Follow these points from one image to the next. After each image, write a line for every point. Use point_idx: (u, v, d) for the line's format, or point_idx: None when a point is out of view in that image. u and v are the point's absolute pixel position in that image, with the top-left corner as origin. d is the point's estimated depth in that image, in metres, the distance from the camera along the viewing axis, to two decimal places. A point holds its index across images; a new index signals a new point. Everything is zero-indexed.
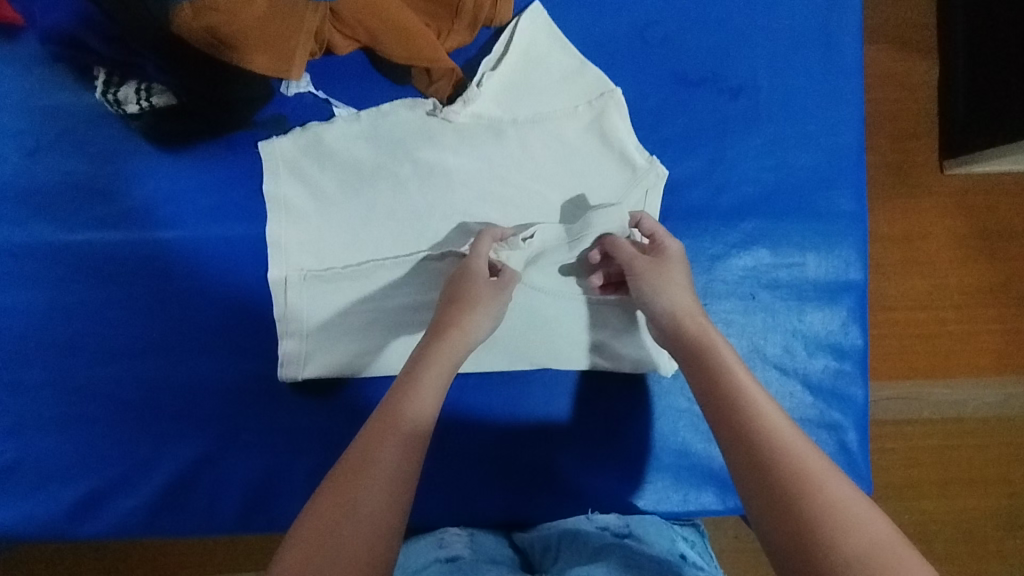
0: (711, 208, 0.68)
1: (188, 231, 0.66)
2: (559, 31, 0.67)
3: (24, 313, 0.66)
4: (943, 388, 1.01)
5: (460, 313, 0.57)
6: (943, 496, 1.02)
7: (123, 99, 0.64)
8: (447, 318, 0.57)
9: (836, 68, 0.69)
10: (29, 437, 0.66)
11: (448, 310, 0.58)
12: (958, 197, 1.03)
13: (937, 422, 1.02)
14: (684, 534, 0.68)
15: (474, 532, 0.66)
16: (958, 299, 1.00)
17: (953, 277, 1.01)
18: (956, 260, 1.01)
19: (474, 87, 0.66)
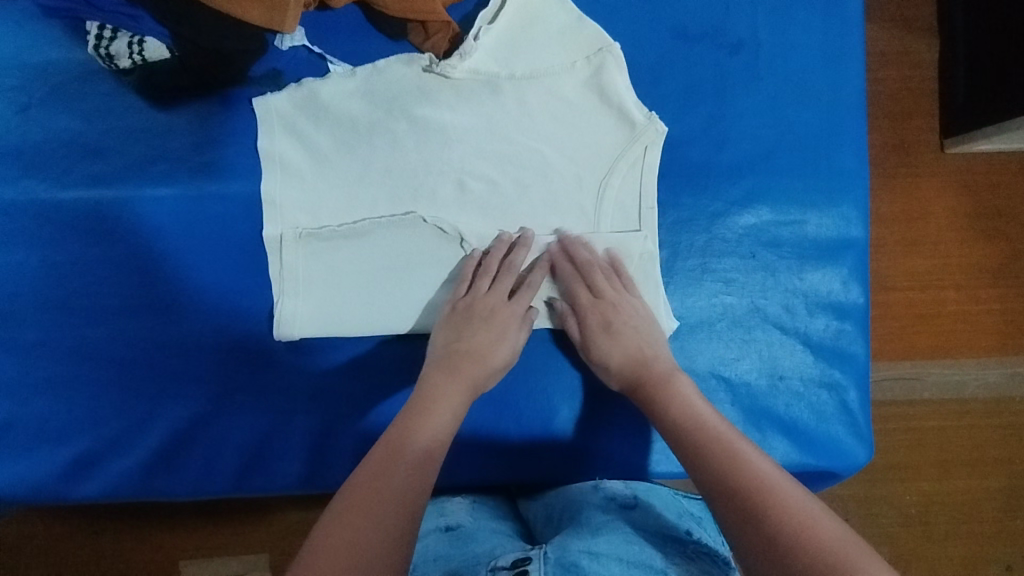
0: (711, 164, 0.67)
1: (183, 188, 0.66)
2: None
3: (17, 271, 0.66)
4: (942, 365, 1.00)
5: (468, 363, 0.61)
6: (943, 477, 1.00)
7: (115, 53, 0.63)
8: (461, 363, 0.61)
9: (837, 26, 0.69)
10: (24, 397, 0.65)
11: (465, 356, 0.61)
12: (959, 173, 1.02)
13: (936, 401, 1.01)
14: (692, 510, 0.64)
15: (476, 502, 0.67)
16: (958, 277, 1.00)
17: (953, 254, 1.01)
18: (955, 237, 1.01)
19: (470, 41, 0.65)
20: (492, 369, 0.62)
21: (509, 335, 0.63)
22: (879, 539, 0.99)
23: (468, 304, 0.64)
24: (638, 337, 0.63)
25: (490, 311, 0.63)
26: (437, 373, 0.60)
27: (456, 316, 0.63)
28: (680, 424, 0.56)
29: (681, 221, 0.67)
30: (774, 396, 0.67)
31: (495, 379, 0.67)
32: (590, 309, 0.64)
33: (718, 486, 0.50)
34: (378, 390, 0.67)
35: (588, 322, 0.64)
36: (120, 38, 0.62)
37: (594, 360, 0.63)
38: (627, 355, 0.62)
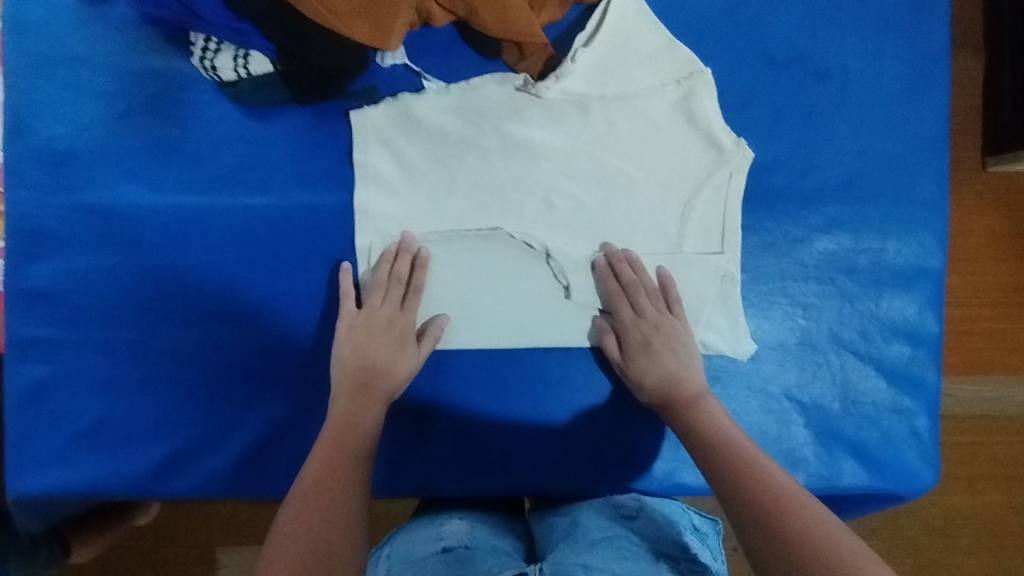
0: (793, 191, 0.68)
1: (276, 198, 0.67)
2: (649, 8, 0.67)
3: (113, 274, 0.67)
4: (976, 383, 1.02)
5: (381, 377, 0.64)
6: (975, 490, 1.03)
7: (220, 66, 0.64)
8: (372, 379, 0.64)
9: (922, 56, 0.69)
10: (117, 397, 0.67)
11: (371, 373, 0.64)
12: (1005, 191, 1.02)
13: (972, 416, 1.03)
14: (696, 525, 0.66)
15: (474, 524, 0.66)
16: (997, 296, 1.00)
17: (996, 273, 1.01)
18: (1001, 257, 1.00)
19: (567, 62, 0.66)
20: (399, 379, 0.65)
21: (410, 347, 0.65)
22: (904, 549, 1.03)
23: (386, 318, 0.65)
24: (672, 359, 0.64)
25: (388, 325, 0.65)
26: (351, 393, 0.63)
27: (357, 336, 0.65)
28: (708, 437, 0.59)
29: (762, 245, 0.69)
30: (846, 419, 0.69)
31: (574, 393, 0.69)
32: (632, 328, 0.66)
33: (733, 497, 0.53)
34: (461, 400, 0.68)
35: (629, 340, 0.66)
36: (225, 51, 0.64)
37: (631, 377, 0.65)
38: (659, 375, 0.64)
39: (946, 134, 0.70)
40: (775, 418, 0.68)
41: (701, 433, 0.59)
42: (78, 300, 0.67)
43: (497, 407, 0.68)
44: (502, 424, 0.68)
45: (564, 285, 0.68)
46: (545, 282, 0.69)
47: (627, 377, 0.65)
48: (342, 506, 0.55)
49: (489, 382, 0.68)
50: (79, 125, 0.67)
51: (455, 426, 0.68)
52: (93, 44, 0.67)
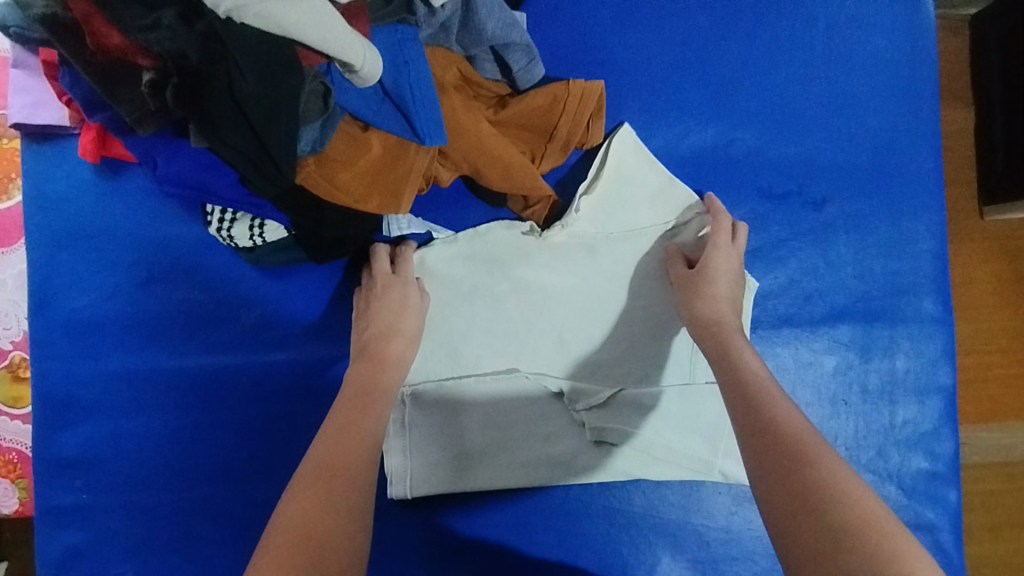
0: (800, 315, 0.70)
1: (295, 353, 0.69)
2: (649, 152, 0.69)
3: (139, 438, 0.69)
4: (991, 431, 1.02)
5: (393, 342, 0.64)
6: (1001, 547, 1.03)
7: (236, 235, 0.66)
8: (381, 347, 0.63)
9: (915, 172, 0.71)
10: (148, 560, 0.68)
11: (379, 340, 0.64)
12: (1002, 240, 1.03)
13: (988, 466, 1.03)
14: None
15: None
16: (1004, 342, 1.01)
17: (1002, 321, 1.01)
18: (1005, 305, 1.01)
19: (573, 211, 0.68)
20: (406, 338, 0.65)
21: (410, 303, 0.65)
22: None
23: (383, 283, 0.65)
24: (731, 285, 0.65)
25: (383, 290, 0.65)
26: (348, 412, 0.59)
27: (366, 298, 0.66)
28: (770, 436, 0.50)
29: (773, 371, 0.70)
30: None
31: (597, 528, 0.70)
32: (720, 250, 0.66)
33: (779, 504, 0.46)
34: (487, 544, 0.69)
35: (718, 262, 0.65)
36: (241, 222, 0.66)
37: (709, 289, 0.64)
38: (721, 302, 0.64)
39: (945, 249, 0.72)
40: None
41: (760, 433, 0.51)
42: (105, 466, 0.68)
43: (523, 548, 0.69)
44: (529, 562, 0.69)
45: (580, 424, 0.69)
46: (562, 421, 0.69)
47: (697, 292, 0.65)
48: (345, 517, 0.51)
49: (515, 522, 0.69)
50: (101, 295, 0.69)
51: (484, 567, 0.69)
52: (112, 216, 0.69)
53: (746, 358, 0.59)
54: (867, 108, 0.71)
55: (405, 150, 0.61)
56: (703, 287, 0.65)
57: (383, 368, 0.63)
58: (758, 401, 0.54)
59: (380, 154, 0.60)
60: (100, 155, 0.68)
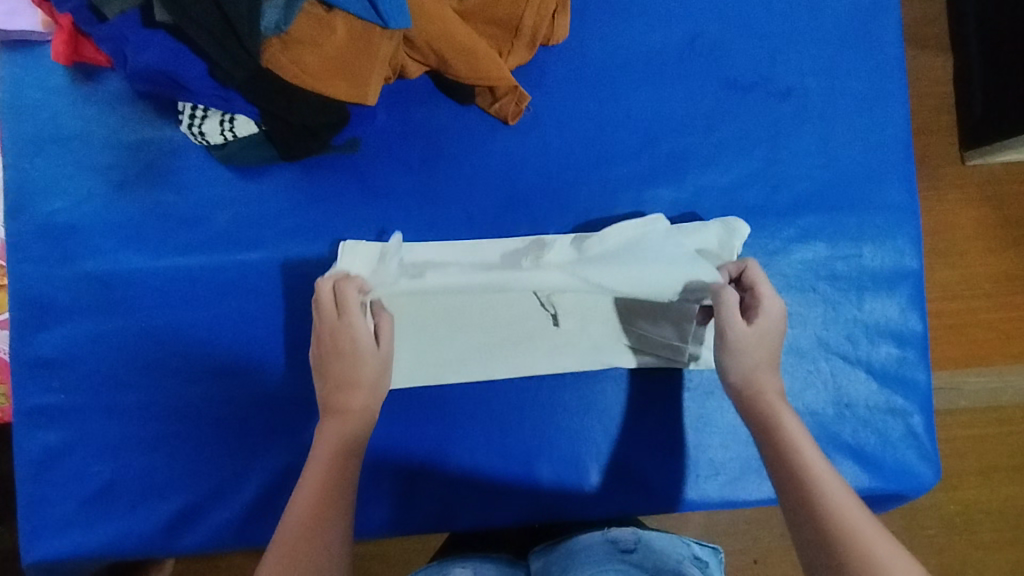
0: (769, 205, 0.71)
1: (269, 252, 0.70)
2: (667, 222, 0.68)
3: (116, 339, 0.69)
4: (978, 375, 1.01)
5: (351, 394, 0.61)
6: (985, 484, 1.02)
7: (207, 132, 0.67)
8: (341, 400, 0.61)
9: (879, 66, 0.73)
10: (126, 458, 0.69)
11: (341, 390, 0.61)
12: (982, 189, 1.04)
13: (978, 412, 1.02)
14: (697, 553, 0.66)
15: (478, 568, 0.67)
16: (989, 287, 1.01)
17: (983, 266, 1.02)
18: (985, 250, 1.02)
19: (553, 240, 0.68)
20: (367, 391, 0.62)
21: (362, 350, 0.62)
22: (926, 551, 1.00)
23: (334, 331, 0.62)
24: (774, 346, 0.61)
25: (333, 341, 0.62)
26: (330, 421, 0.60)
27: (322, 345, 0.62)
28: (821, 529, 0.49)
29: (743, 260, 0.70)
30: (842, 423, 0.70)
31: (570, 417, 0.71)
32: (772, 306, 0.61)
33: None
34: (461, 434, 0.69)
35: (767, 318, 0.60)
36: (212, 117, 0.67)
37: (749, 346, 0.59)
38: (770, 370, 0.60)
39: (909, 140, 0.73)
40: None
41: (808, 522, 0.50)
42: (83, 366, 0.69)
43: (497, 439, 0.70)
44: (503, 452, 0.69)
45: (552, 313, 0.70)
46: (534, 312, 0.70)
47: (739, 354, 0.60)
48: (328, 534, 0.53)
49: (486, 412, 0.70)
50: (76, 198, 0.70)
51: (458, 458, 0.69)
52: (88, 121, 0.71)
53: (788, 424, 0.57)
54: (828, 4, 0.73)
55: (369, 35, 0.61)
56: (745, 348, 0.59)
57: (349, 420, 0.60)
58: (806, 483, 0.52)
59: (345, 37, 0.61)
60: (73, 60, 0.69)
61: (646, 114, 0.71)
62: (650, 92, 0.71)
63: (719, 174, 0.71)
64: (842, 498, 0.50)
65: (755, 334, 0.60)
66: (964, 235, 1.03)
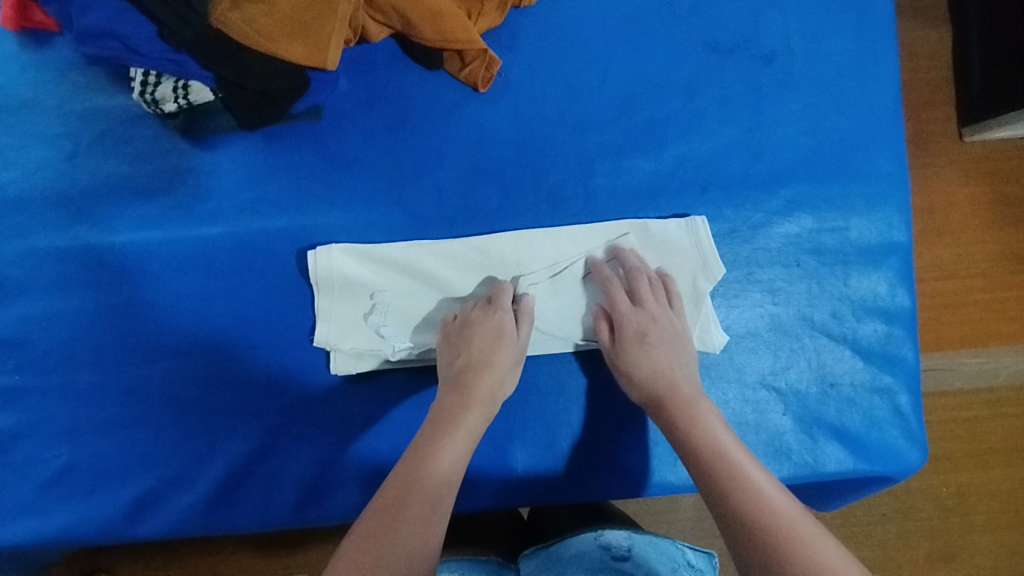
0: (752, 175, 0.67)
1: (230, 226, 0.67)
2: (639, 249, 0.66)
3: (70, 317, 0.66)
4: (977, 356, 0.98)
5: (484, 375, 0.60)
6: (978, 468, 1.00)
7: (161, 99, 0.63)
8: (477, 379, 0.60)
9: (867, 28, 0.70)
10: (83, 441, 0.66)
11: (477, 372, 0.60)
12: (978, 164, 1.01)
13: (969, 393, 1.00)
14: (690, 561, 0.66)
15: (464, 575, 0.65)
16: (984, 267, 0.98)
17: (978, 245, 0.99)
18: (979, 227, 0.99)
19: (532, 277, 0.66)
20: (501, 375, 0.61)
21: (506, 333, 0.62)
22: (917, 535, 0.98)
23: (478, 321, 0.62)
24: (664, 346, 0.61)
25: (479, 322, 0.62)
26: (454, 397, 0.59)
27: (454, 334, 0.62)
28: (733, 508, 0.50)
29: (724, 232, 0.67)
30: (826, 403, 0.67)
31: (545, 401, 0.66)
32: (627, 318, 0.62)
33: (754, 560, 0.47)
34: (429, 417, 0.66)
35: (624, 331, 0.62)
36: (165, 83, 0.63)
37: (621, 366, 0.61)
38: (673, 367, 0.60)
39: (901, 107, 0.70)
40: (752, 409, 0.66)
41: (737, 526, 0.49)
42: (37, 346, 0.66)
43: None
44: None
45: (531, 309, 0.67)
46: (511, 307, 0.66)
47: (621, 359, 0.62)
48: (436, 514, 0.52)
49: None
50: (28, 170, 0.67)
51: None
52: (38, 90, 0.68)
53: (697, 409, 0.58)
54: None
55: None
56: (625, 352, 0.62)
57: (470, 402, 0.58)
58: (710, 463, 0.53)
59: None
60: (20, 24, 0.65)
61: (624, 80, 0.68)
62: (628, 58, 0.68)
63: (700, 143, 0.67)
64: (770, 494, 0.50)
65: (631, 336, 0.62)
66: (960, 215, 0.99)
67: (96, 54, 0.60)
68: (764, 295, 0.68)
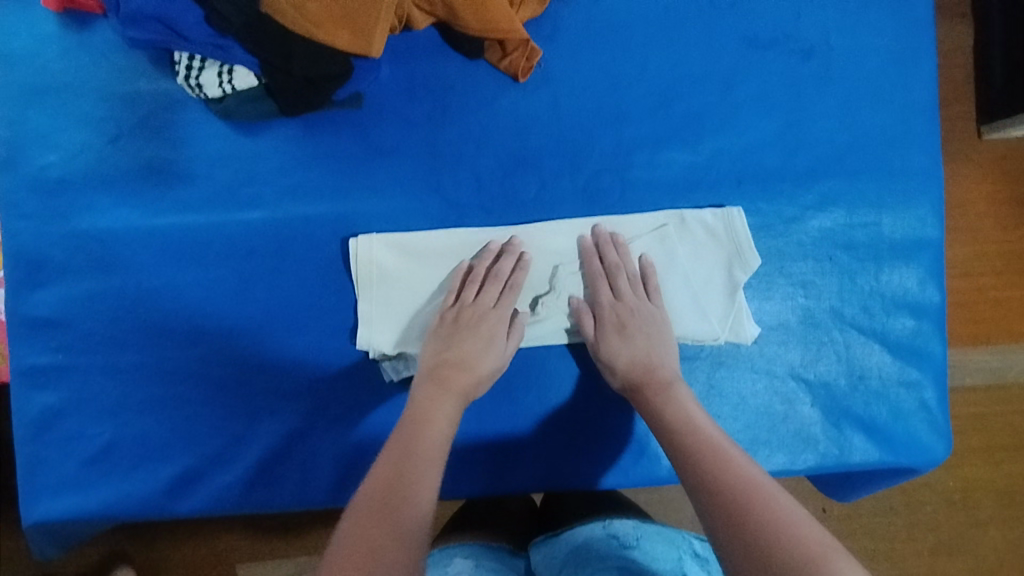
0: (788, 169, 0.68)
1: (271, 211, 0.67)
2: (675, 240, 0.67)
3: (112, 298, 0.67)
4: (987, 353, 1.00)
5: (462, 373, 0.61)
6: (986, 463, 1.00)
7: (205, 84, 0.64)
8: (450, 376, 0.61)
9: (904, 25, 0.70)
10: (125, 419, 0.67)
11: (454, 367, 0.61)
12: (1000, 162, 1.01)
13: (981, 388, 1.00)
14: (697, 550, 0.66)
15: (480, 560, 0.66)
16: (999, 264, 0.99)
17: (996, 241, 0.99)
18: (998, 225, 0.99)
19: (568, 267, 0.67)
20: (481, 377, 0.62)
21: (494, 339, 0.63)
22: (923, 527, 1.00)
23: (456, 316, 0.63)
24: (649, 339, 0.63)
25: (474, 320, 0.63)
26: (428, 386, 0.60)
27: (445, 327, 0.63)
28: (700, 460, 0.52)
29: (759, 226, 0.68)
30: (854, 396, 0.68)
31: (578, 389, 0.67)
32: (608, 311, 0.64)
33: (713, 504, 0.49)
34: (464, 401, 0.67)
35: (603, 321, 0.64)
36: (209, 68, 0.63)
37: (599, 356, 0.63)
38: (659, 356, 0.62)
39: (936, 105, 0.70)
40: (782, 400, 0.68)
41: (710, 495, 0.49)
42: (80, 326, 0.67)
43: (500, 408, 0.67)
44: (505, 419, 0.67)
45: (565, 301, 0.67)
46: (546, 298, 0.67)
47: (608, 343, 0.63)
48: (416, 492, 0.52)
49: (491, 385, 0.67)
50: (70, 152, 0.68)
51: (459, 424, 0.67)
52: (82, 72, 0.68)
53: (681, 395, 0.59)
54: None
55: None
56: (611, 337, 0.63)
57: (447, 393, 0.60)
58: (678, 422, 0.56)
59: None
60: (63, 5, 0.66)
61: (663, 72, 0.69)
62: (667, 51, 0.69)
63: (737, 137, 0.68)
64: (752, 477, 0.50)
65: (613, 325, 0.63)
66: (977, 211, 1.00)
67: (143, 39, 0.61)
68: (796, 288, 0.68)
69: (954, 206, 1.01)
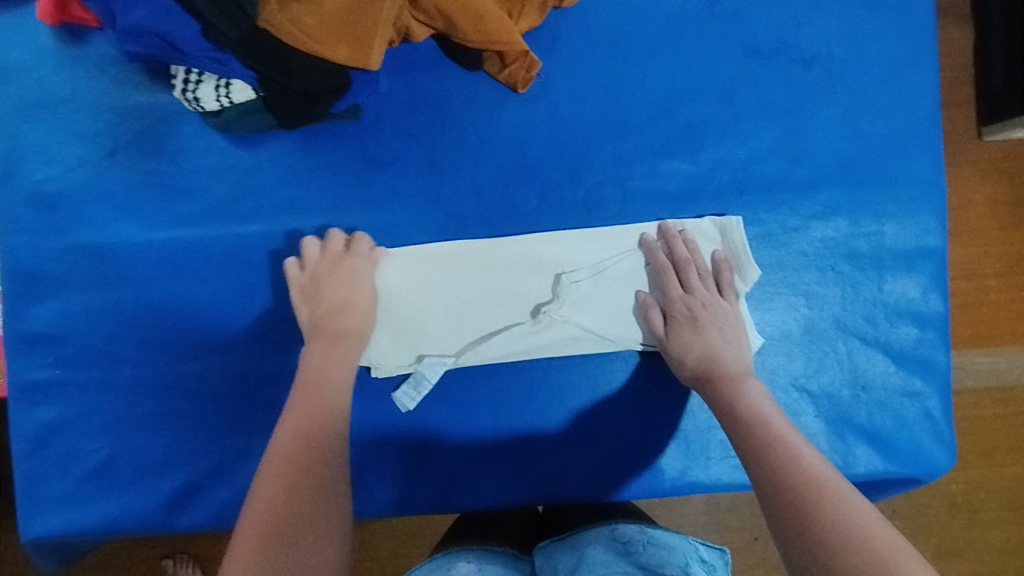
0: (789, 178, 0.68)
1: (270, 224, 0.67)
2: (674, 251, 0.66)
3: (111, 312, 0.67)
4: (987, 357, 0.99)
5: (349, 317, 0.63)
6: (990, 466, 1.00)
7: (202, 98, 0.63)
8: (340, 325, 0.63)
9: (905, 31, 0.70)
10: (124, 434, 0.67)
11: (337, 317, 0.63)
12: (1001, 164, 1.00)
13: (983, 391, 1.00)
14: (703, 556, 0.64)
15: (482, 565, 0.65)
16: (1000, 266, 0.98)
17: (996, 244, 0.99)
18: (1000, 227, 0.99)
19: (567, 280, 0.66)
20: (364, 311, 0.64)
21: (365, 277, 0.64)
22: (925, 530, 0.99)
23: (323, 268, 0.64)
24: (723, 332, 0.62)
25: (331, 268, 0.63)
26: (320, 342, 0.62)
27: (308, 286, 0.64)
28: (769, 448, 0.52)
29: (760, 236, 0.68)
30: (857, 406, 0.68)
31: (580, 401, 0.67)
32: (681, 304, 0.64)
33: (782, 494, 0.49)
34: (465, 413, 0.67)
35: (675, 316, 0.63)
36: (206, 82, 0.62)
37: (670, 350, 0.63)
38: (731, 350, 0.61)
39: (938, 112, 0.70)
40: (784, 411, 0.67)
41: (773, 493, 0.49)
42: (78, 340, 0.67)
43: (502, 421, 0.67)
44: (508, 431, 0.67)
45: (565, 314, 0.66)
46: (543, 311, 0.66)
47: (680, 337, 0.62)
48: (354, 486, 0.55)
49: (493, 398, 0.67)
50: (66, 166, 0.67)
51: (460, 437, 0.66)
52: (78, 86, 0.68)
53: (755, 389, 0.59)
54: None
55: None
56: (683, 330, 0.63)
57: (339, 341, 0.62)
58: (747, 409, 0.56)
59: None
60: (60, 20, 0.66)
61: (663, 81, 0.68)
62: (667, 59, 0.68)
63: (738, 146, 0.68)
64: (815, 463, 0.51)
65: (686, 318, 0.63)
66: (977, 214, 0.99)
67: (138, 53, 0.59)
68: (798, 297, 0.68)
69: (954, 209, 1.00)
